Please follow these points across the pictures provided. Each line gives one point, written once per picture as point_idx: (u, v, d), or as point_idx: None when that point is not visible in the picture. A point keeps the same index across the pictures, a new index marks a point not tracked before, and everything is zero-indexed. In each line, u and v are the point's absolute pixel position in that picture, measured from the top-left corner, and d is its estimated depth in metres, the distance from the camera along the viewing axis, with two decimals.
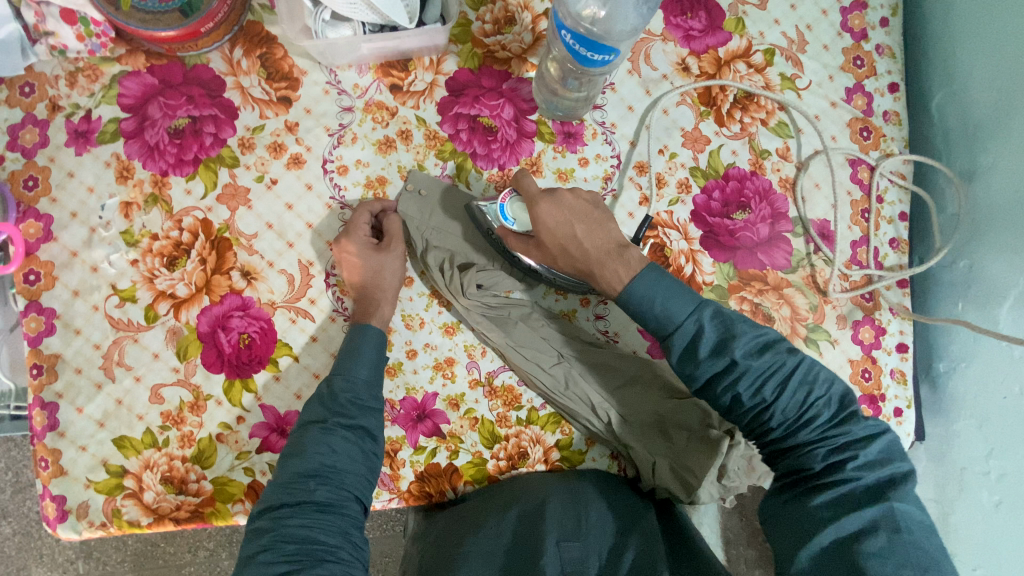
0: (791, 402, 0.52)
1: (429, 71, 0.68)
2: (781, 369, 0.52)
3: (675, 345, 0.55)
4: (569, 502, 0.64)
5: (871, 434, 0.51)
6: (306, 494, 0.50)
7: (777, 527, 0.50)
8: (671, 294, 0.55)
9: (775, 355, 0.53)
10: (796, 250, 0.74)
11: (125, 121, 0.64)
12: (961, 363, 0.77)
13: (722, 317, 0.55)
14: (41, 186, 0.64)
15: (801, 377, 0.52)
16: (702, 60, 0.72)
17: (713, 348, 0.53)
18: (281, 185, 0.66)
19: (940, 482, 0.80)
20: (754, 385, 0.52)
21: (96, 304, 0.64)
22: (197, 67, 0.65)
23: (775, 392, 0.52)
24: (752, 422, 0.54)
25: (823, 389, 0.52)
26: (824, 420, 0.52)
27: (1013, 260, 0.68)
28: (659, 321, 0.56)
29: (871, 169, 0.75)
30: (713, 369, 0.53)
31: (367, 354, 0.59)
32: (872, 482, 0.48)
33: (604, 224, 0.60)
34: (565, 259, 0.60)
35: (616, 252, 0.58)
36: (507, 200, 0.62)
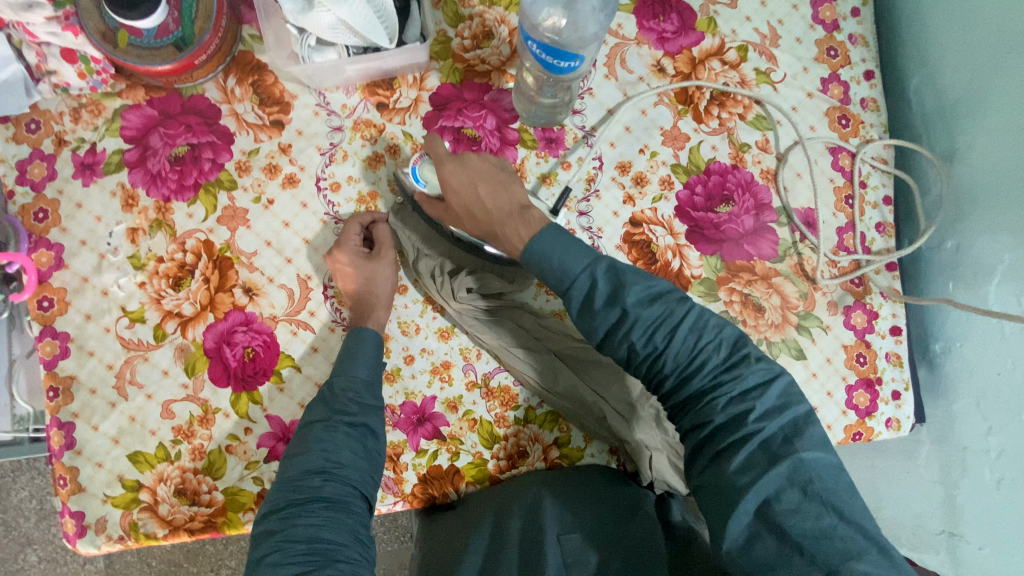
0: (682, 348, 0.55)
1: (413, 88, 0.71)
2: (672, 318, 0.55)
3: (574, 300, 0.57)
4: (567, 490, 0.66)
5: (764, 379, 0.53)
6: (314, 494, 0.52)
7: (700, 492, 0.52)
8: (567, 249, 0.57)
9: (666, 305, 0.55)
10: (782, 239, 0.76)
11: (129, 152, 0.68)
12: (957, 342, 0.77)
13: (616, 269, 0.57)
14: (52, 217, 0.67)
15: (692, 326, 0.55)
16: (678, 61, 0.74)
17: (607, 299, 0.56)
18: (277, 205, 0.69)
19: (944, 464, 0.80)
20: (648, 336, 0.54)
21: (107, 326, 0.68)
22: (193, 97, 0.69)
23: (667, 339, 0.55)
24: (649, 372, 0.56)
25: (712, 334, 0.55)
26: (715, 364, 0.55)
27: (997, 237, 0.69)
28: (558, 276, 0.57)
29: (851, 155, 0.77)
30: (607, 320, 0.56)
31: (366, 355, 0.62)
32: (774, 430, 0.51)
33: (508, 185, 0.63)
34: (471, 220, 0.63)
35: (517, 213, 0.60)
36: (418, 163, 0.67)
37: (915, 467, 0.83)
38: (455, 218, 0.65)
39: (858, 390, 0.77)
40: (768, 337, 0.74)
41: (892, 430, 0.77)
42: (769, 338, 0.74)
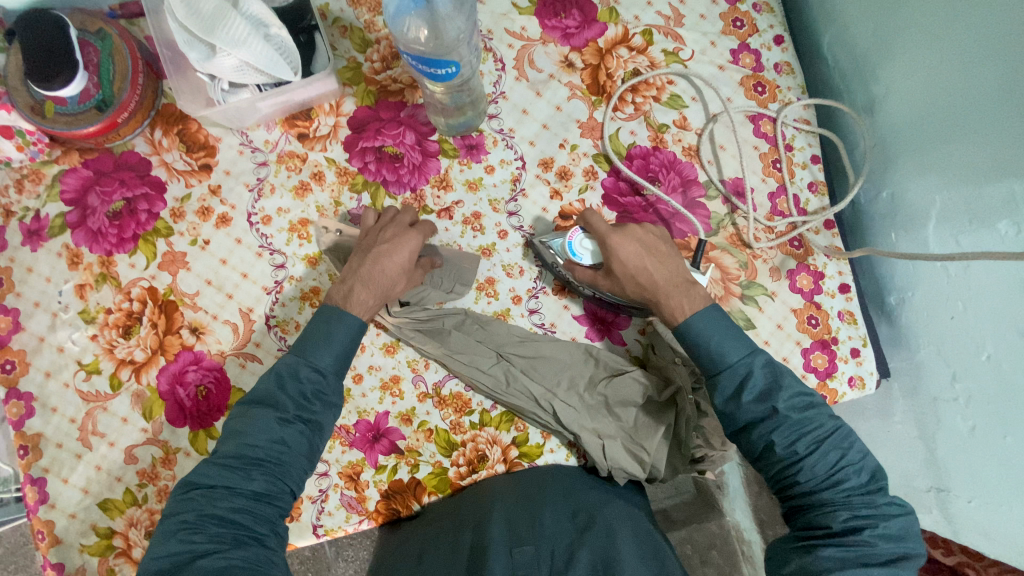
0: (822, 462, 0.57)
1: (331, 115, 0.74)
2: (819, 430, 0.58)
3: (722, 384, 0.60)
4: (523, 503, 0.66)
5: (895, 513, 0.56)
6: (245, 483, 0.54)
7: (784, 569, 0.56)
8: (727, 337, 0.61)
9: (816, 416, 0.58)
10: (714, 213, 0.76)
11: (70, 214, 0.71)
12: (908, 292, 0.75)
13: (772, 368, 0.60)
14: (6, 284, 0.71)
15: (838, 442, 0.58)
16: (584, 54, 0.76)
17: (757, 395, 0.59)
18: (213, 244, 0.72)
19: (919, 417, 0.77)
20: (792, 440, 0.57)
21: (66, 381, 0.70)
22: (124, 153, 0.72)
23: (809, 449, 0.57)
24: (782, 472, 0.59)
25: (857, 457, 0.58)
26: (854, 486, 0.57)
27: (928, 179, 0.68)
28: (711, 358, 0.61)
29: (773, 120, 0.77)
30: (752, 414, 0.59)
31: (337, 342, 0.61)
32: (884, 552, 0.54)
33: (673, 259, 0.66)
34: (633, 286, 0.65)
35: (683, 287, 0.64)
36: (575, 238, 0.68)
37: (893, 424, 0.82)
38: (613, 283, 0.67)
39: (815, 353, 0.75)
40: None
41: (857, 389, 0.76)
42: None
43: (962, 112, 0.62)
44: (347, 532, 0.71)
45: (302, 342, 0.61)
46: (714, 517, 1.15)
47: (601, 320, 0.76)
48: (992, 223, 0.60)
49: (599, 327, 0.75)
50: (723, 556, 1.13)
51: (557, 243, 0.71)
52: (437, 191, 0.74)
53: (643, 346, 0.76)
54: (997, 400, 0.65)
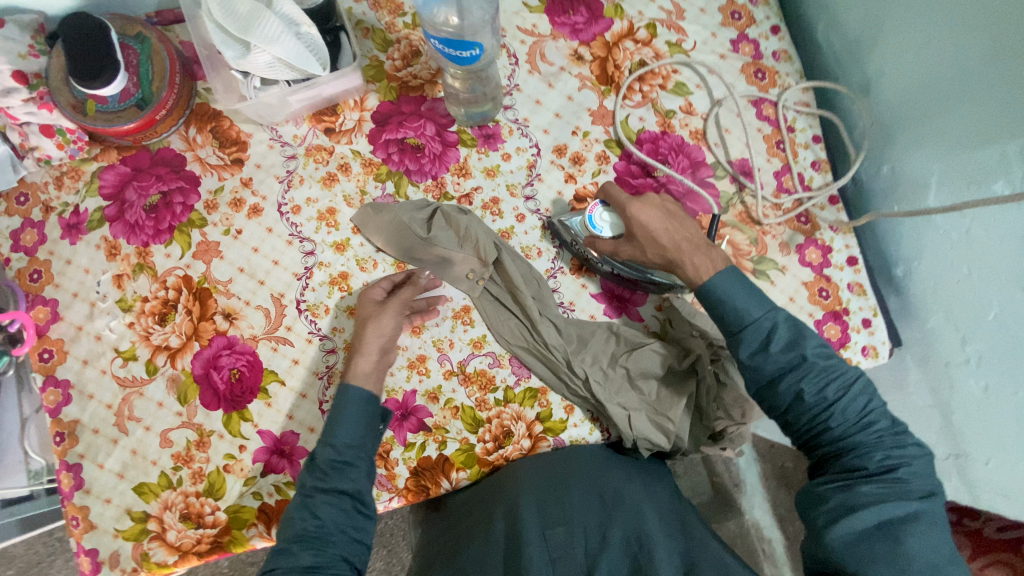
0: (851, 406, 0.60)
1: (355, 110, 0.78)
2: (845, 377, 0.61)
3: (751, 337, 0.62)
4: (547, 481, 0.68)
5: (919, 451, 0.59)
6: (294, 558, 0.57)
7: (821, 510, 0.58)
8: (751, 293, 0.63)
9: (839, 364, 0.61)
10: (723, 192, 0.79)
11: (108, 208, 0.75)
12: (914, 262, 0.78)
13: (793, 322, 0.63)
14: (45, 276, 0.74)
15: (862, 388, 0.60)
16: (593, 47, 0.81)
17: (784, 346, 0.61)
18: (245, 234, 0.75)
19: (934, 386, 0.79)
20: (821, 387, 0.60)
21: (104, 368, 0.73)
22: (161, 150, 0.76)
23: (838, 394, 0.60)
24: (813, 420, 0.61)
25: (879, 402, 0.61)
26: (881, 428, 0.60)
27: (926, 150, 0.71)
28: (738, 314, 0.63)
29: (774, 104, 0.81)
30: (782, 363, 0.61)
31: (348, 417, 0.64)
32: (918, 487, 0.57)
33: (690, 224, 0.69)
34: (655, 249, 0.68)
35: (703, 247, 0.67)
36: (595, 210, 0.72)
37: (908, 396, 0.83)
38: (634, 250, 0.70)
39: (828, 324, 0.77)
40: None
41: (871, 358, 0.78)
42: None
43: (952, 83, 0.66)
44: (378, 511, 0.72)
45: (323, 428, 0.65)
46: (733, 517, 1.14)
47: (618, 297, 0.78)
48: (989, 185, 0.63)
49: (617, 304, 0.78)
50: (745, 553, 1.12)
51: (576, 221, 0.75)
52: (457, 178, 0.78)
53: (660, 321, 0.78)
54: (1007, 357, 0.67)
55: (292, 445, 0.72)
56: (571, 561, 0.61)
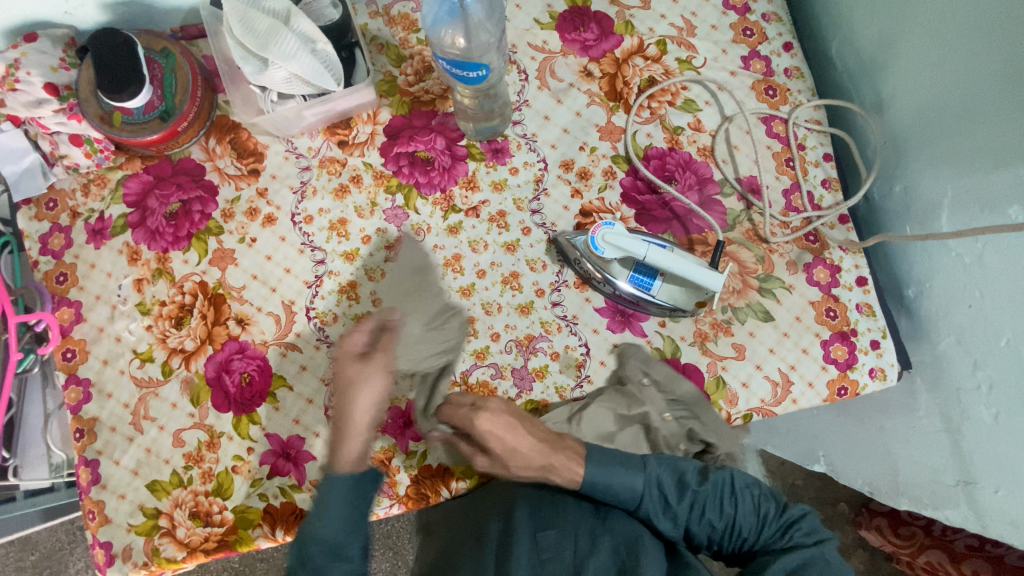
0: (745, 509, 0.64)
1: (368, 123, 0.80)
2: (724, 485, 0.64)
3: (648, 506, 0.63)
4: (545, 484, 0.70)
5: (805, 514, 0.64)
6: None
7: None
8: (619, 467, 0.64)
9: (715, 476, 0.65)
10: (730, 209, 0.79)
11: (131, 215, 0.78)
12: (926, 283, 0.77)
13: (667, 462, 0.66)
14: (71, 279, 0.77)
15: (741, 486, 0.65)
16: (602, 64, 0.82)
17: (674, 493, 0.64)
18: (259, 242, 0.78)
19: (943, 409, 0.78)
20: (721, 509, 0.64)
21: (122, 368, 0.76)
22: (182, 160, 0.79)
23: (731, 505, 0.64)
24: (728, 539, 0.64)
25: (757, 488, 0.65)
26: (772, 512, 0.64)
27: (939, 171, 0.70)
28: (623, 495, 0.64)
29: (784, 121, 0.81)
30: (679, 507, 0.64)
31: (335, 505, 0.60)
32: (811, 542, 0.62)
33: (529, 421, 0.65)
34: (521, 466, 0.63)
35: (557, 446, 0.64)
36: (597, 232, 0.70)
37: (918, 419, 0.82)
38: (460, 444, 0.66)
39: (834, 344, 0.76)
40: (731, 303, 0.77)
41: (878, 380, 0.76)
42: (732, 305, 0.77)
43: (965, 106, 0.65)
44: (378, 516, 0.73)
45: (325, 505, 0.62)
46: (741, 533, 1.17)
47: (622, 313, 0.77)
48: (1004, 210, 0.62)
49: (620, 319, 0.77)
50: None
51: (581, 240, 0.76)
52: (465, 191, 0.79)
53: (665, 338, 0.76)
54: (1018, 385, 0.66)
55: (297, 449, 0.74)
56: (558, 564, 0.62)
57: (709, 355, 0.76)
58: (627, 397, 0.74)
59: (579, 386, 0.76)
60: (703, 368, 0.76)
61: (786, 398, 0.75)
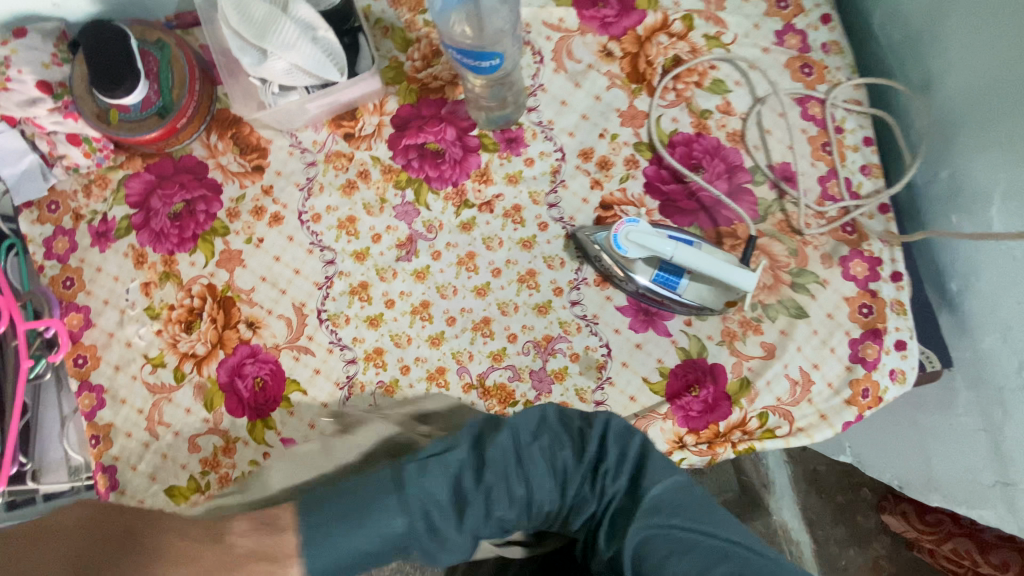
0: (544, 478, 0.57)
1: (375, 114, 0.76)
2: (515, 455, 0.57)
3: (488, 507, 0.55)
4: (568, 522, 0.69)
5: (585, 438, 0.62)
6: None
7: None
8: (399, 493, 0.52)
9: (497, 450, 0.57)
10: (762, 199, 0.74)
11: (134, 216, 0.75)
12: (972, 277, 0.72)
13: (445, 459, 0.56)
14: (78, 283, 0.75)
15: (501, 463, 0.56)
16: (624, 43, 0.76)
17: (467, 487, 0.55)
18: (266, 242, 0.75)
19: (985, 407, 0.74)
20: (511, 493, 0.56)
21: (134, 374, 0.75)
22: (183, 157, 0.76)
23: (533, 479, 0.56)
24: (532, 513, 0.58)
25: (539, 436, 0.60)
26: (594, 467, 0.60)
27: (991, 158, 0.64)
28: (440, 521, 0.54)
29: (821, 102, 0.75)
30: (470, 515, 0.55)
31: None
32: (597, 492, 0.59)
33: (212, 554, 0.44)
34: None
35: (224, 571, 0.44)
36: (620, 230, 0.66)
37: (957, 417, 0.78)
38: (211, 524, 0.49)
39: (867, 342, 0.72)
40: (761, 300, 0.73)
41: (898, 384, 0.72)
42: (762, 302, 0.73)
43: None
44: None
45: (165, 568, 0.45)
46: (760, 517, 1.23)
47: (645, 311, 0.74)
48: None
49: (643, 318, 0.74)
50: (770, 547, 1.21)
51: (602, 236, 0.72)
52: (478, 185, 0.75)
53: (690, 337, 0.73)
54: None
55: None
56: None
57: (737, 355, 0.72)
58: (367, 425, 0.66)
59: (600, 389, 0.73)
60: (728, 369, 0.72)
61: (804, 398, 0.72)
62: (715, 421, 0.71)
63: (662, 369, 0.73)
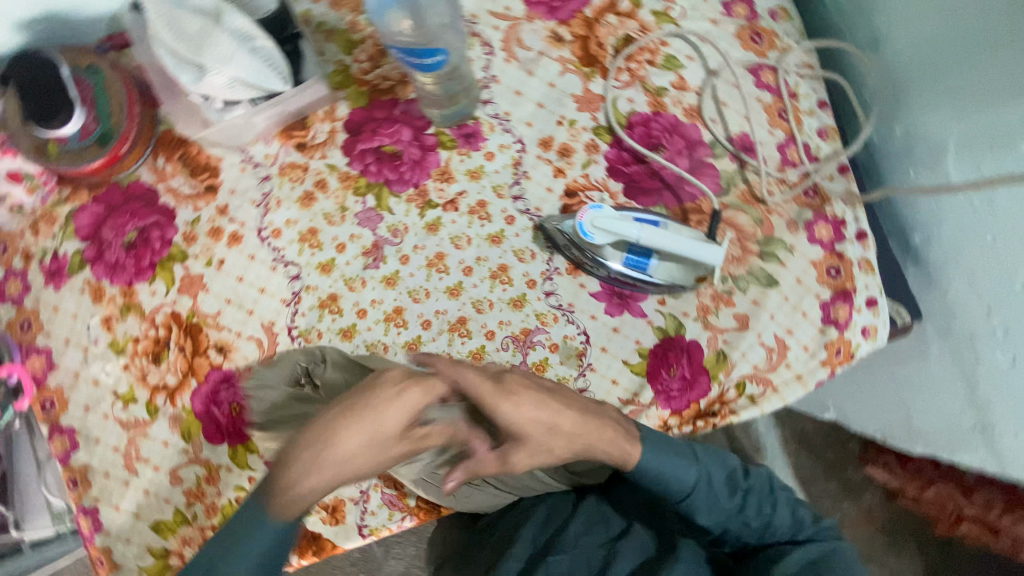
0: (776, 511, 0.63)
1: (326, 121, 0.74)
2: (763, 484, 0.65)
3: (697, 500, 0.61)
4: (561, 511, 0.68)
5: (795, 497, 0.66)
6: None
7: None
8: (675, 462, 0.60)
9: (756, 476, 0.65)
10: (723, 171, 0.74)
11: (87, 249, 0.73)
12: (933, 229, 0.73)
13: (711, 456, 0.64)
14: (36, 325, 0.73)
15: (765, 493, 0.64)
16: (573, 26, 0.75)
17: (728, 489, 0.63)
18: (228, 263, 0.73)
19: (957, 354, 0.75)
20: (759, 508, 0.63)
21: (106, 412, 0.72)
22: (131, 185, 0.73)
23: (773, 508, 0.63)
24: (717, 531, 0.64)
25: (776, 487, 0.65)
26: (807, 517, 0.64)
27: (942, 110, 0.65)
28: (675, 489, 0.61)
29: (774, 69, 0.75)
30: (707, 513, 0.62)
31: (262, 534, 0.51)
32: (773, 546, 0.63)
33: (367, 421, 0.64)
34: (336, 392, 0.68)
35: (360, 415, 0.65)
36: (585, 218, 0.65)
37: (931, 366, 0.80)
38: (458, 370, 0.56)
39: (836, 304, 0.73)
40: (731, 272, 0.73)
41: (871, 340, 0.73)
42: (733, 274, 0.73)
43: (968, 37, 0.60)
44: (392, 530, 0.72)
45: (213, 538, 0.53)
46: None
47: (619, 295, 0.74)
48: (1015, 147, 0.58)
49: (618, 302, 0.74)
50: None
51: (569, 225, 0.72)
52: (440, 184, 0.74)
53: (666, 316, 0.73)
54: None
55: None
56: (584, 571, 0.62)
57: (712, 329, 0.73)
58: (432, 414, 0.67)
59: (582, 376, 0.73)
60: (705, 344, 0.73)
61: (781, 363, 0.72)
62: (696, 399, 0.72)
63: (641, 351, 0.73)
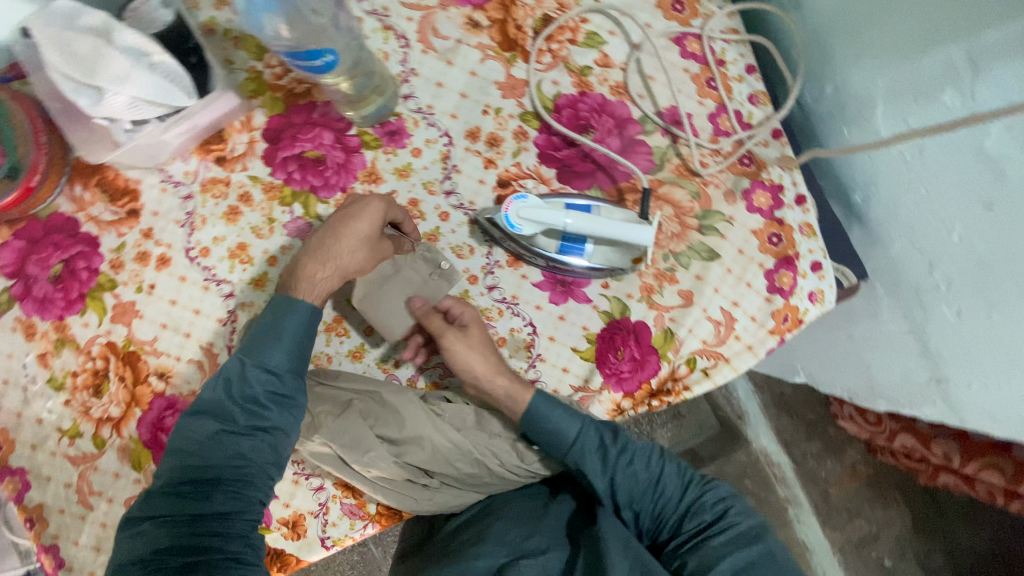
0: (647, 463, 0.65)
1: (244, 131, 0.72)
2: (647, 450, 0.66)
3: (578, 454, 0.64)
4: (526, 516, 0.65)
5: (714, 503, 0.64)
6: (206, 466, 0.54)
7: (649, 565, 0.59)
8: (557, 416, 0.64)
9: (641, 443, 0.66)
10: (656, 147, 0.73)
11: (13, 287, 0.70)
12: (872, 187, 0.72)
13: (596, 422, 0.66)
14: None
15: (647, 453, 0.66)
16: (488, 10, 0.73)
17: (603, 447, 0.64)
18: (159, 287, 0.71)
19: (907, 310, 0.74)
20: (648, 463, 0.65)
21: (53, 450, 0.71)
22: (51, 217, 0.71)
23: (651, 464, 0.65)
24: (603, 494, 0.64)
25: (670, 471, 0.65)
26: (699, 486, 0.65)
27: (867, 64, 0.64)
28: (555, 441, 0.64)
29: (698, 37, 0.73)
30: (598, 471, 0.64)
31: (286, 338, 0.58)
32: (651, 476, 0.64)
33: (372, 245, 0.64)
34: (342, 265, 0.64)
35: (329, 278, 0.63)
36: (510, 209, 0.64)
37: (884, 324, 0.79)
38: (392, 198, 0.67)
39: (780, 271, 0.72)
40: (672, 249, 0.72)
41: (819, 304, 0.72)
42: (673, 250, 0.72)
43: None
44: (355, 539, 0.71)
45: (249, 342, 0.57)
46: (739, 447, 1.26)
47: (561, 282, 0.73)
48: (938, 96, 0.56)
49: (561, 289, 0.72)
50: (755, 477, 1.26)
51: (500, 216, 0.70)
52: (368, 185, 0.72)
53: (611, 300, 0.72)
54: (978, 278, 0.62)
55: None
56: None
57: (657, 308, 0.72)
58: (393, 410, 0.66)
59: (532, 367, 0.72)
60: (651, 324, 0.72)
61: (730, 336, 0.72)
62: (647, 379, 0.71)
63: (589, 336, 0.72)
